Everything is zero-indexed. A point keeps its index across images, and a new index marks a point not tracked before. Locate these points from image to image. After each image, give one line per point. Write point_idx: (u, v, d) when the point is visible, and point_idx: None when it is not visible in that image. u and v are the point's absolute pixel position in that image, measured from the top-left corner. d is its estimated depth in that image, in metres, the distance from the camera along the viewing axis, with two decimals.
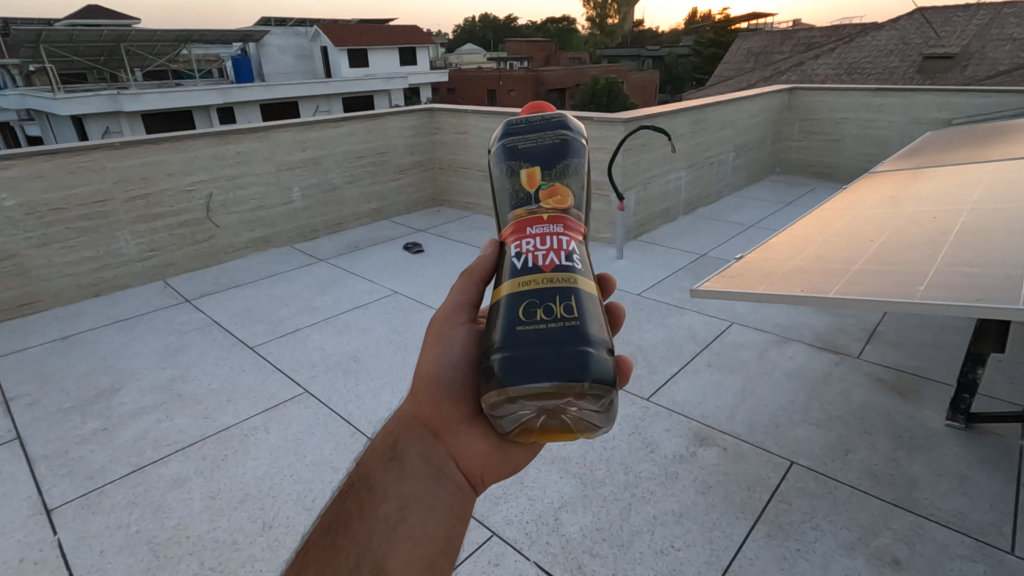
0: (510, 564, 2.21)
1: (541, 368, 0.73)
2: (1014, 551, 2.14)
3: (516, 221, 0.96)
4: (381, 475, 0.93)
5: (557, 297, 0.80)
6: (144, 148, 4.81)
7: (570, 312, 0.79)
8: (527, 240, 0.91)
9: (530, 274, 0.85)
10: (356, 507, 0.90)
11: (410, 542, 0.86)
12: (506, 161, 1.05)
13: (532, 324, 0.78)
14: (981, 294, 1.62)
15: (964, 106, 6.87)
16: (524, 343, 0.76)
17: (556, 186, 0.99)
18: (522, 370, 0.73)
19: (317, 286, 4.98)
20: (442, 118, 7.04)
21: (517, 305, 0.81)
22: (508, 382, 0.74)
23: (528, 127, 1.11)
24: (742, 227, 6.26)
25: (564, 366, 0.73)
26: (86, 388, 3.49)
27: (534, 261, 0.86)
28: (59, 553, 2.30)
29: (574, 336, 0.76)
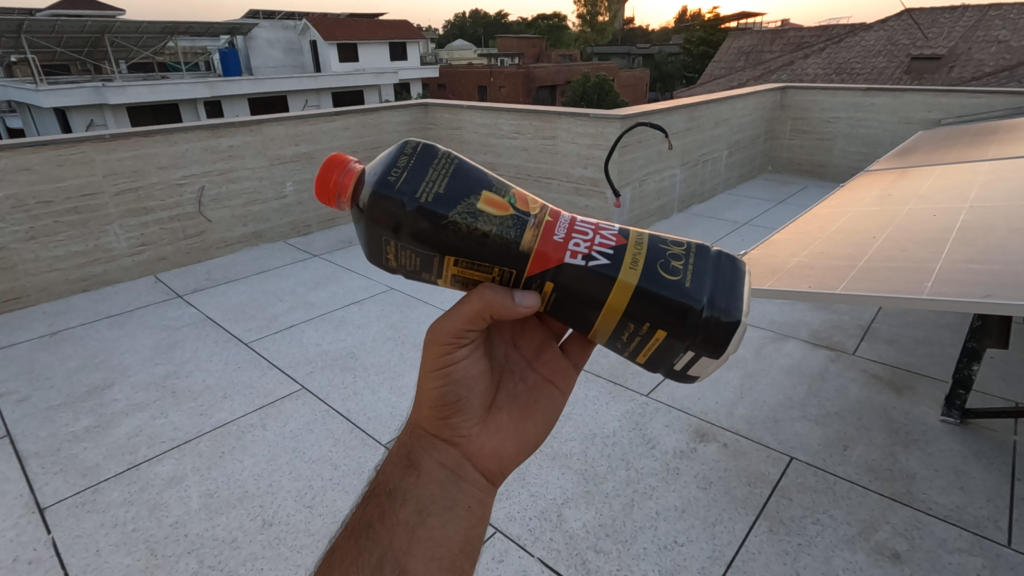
0: (514, 560, 2.20)
1: (725, 289, 0.90)
2: (1011, 544, 2.17)
3: (541, 245, 0.87)
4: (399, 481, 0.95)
5: (665, 250, 0.91)
6: (134, 141, 4.73)
7: (678, 244, 0.93)
8: (575, 245, 0.88)
9: (627, 254, 0.89)
10: (377, 511, 0.93)
11: (428, 545, 0.88)
12: (440, 221, 0.85)
13: (682, 275, 0.89)
14: (988, 290, 1.64)
15: (954, 106, 6.95)
16: (700, 286, 0.89)
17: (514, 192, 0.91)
18: (721, 305, 0.89)
19: (311, 281, 4.93)
20: (436, 113, 6.99)
21: (660, 280, 0.89)
22: (725, 322, 0.89)
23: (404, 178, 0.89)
24: (736, 224, 6.29)
25: (730, 267, 0.92)
26: (78, 384, 3.43)
27: (608, 252, 0.89)
28: (53, 552, 2.26)
29: (703, 255, 0.93)
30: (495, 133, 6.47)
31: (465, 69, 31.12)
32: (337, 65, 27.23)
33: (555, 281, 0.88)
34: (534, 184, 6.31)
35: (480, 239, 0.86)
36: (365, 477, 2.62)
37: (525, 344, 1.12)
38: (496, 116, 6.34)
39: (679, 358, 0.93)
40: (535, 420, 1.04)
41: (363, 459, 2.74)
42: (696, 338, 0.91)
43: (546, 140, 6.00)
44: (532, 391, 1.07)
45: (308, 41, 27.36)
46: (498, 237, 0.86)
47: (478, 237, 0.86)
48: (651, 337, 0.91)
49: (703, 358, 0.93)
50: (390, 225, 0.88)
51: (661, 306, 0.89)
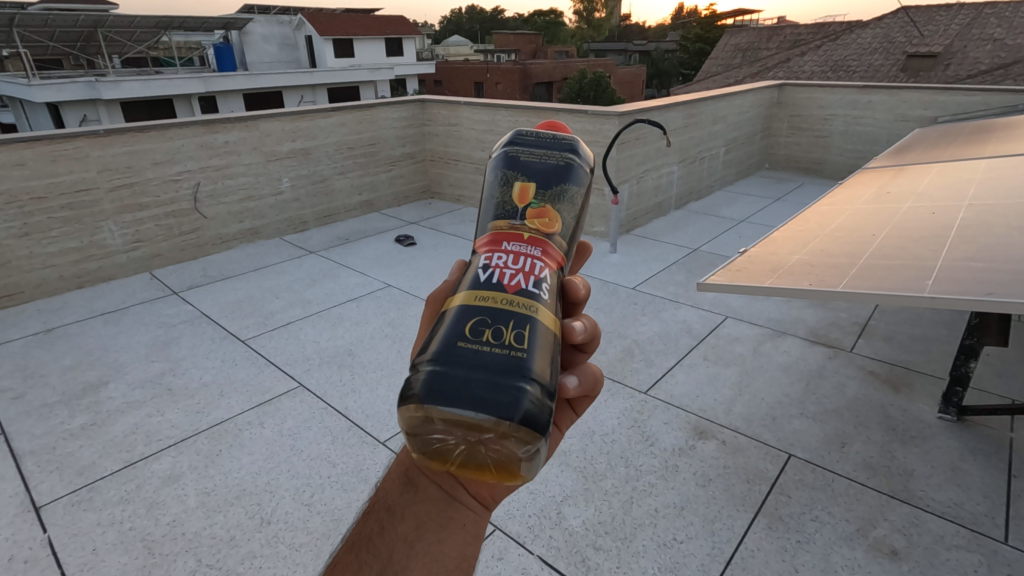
0: (513, 558, 2.20)
1: (469, 397, 0.63)
2: (1008, 541, 2.18)
3: (492, 233, 0.84)
4: (397, 498, 0.94)
5: (511, 320, 0.70)
6: (129, 136, 4.69)
7: (519, 341, 0.68)
8: (499, 254, 0.79)
9: (491, 290, 0.74)
10: (377, 526, 0.93)
11: (424, 561, 0.87)
12: (502, 169, 0.94)
13: (472, 340, 0.68)
14: (990, 288, 1.64)
15: (950, 104, 6.97)
16: (461, 364, 0.66)
17: (545, 207, 0.87)
18: (443, 389, 0.64)
19: (308, 278, 4.91)
20: (433, 110, 6.96)
21: (465, 319, 0.71)
22: (418, 394, 0.65)
23: (535, 141, 0.98)
24: (733, 222, 6.30)
25: (504, 398, 0.63)
26: (73, 382, 3.40)
27: (498, 277, 0.76)
28: (49, 551, 2.24)
29: (513, 368, 0.66)
30: (492, 130, 6.45)
31: (462, 65, 31.02)
32: (333, 61, 27.09)
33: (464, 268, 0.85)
34: None
35: (491, 198, 0.92)
36: (364, 475, 2.61)
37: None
38: (494, 112, 6.31)
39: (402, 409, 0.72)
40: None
41: (361, 457, 2.73)
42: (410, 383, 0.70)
43: None
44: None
45: (304, 36, 27.19)
46: (494, 208, 0.89)
47: (492, 200, 0.91)
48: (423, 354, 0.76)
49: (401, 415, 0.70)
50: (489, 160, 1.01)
51: (443, 330, 0.71)
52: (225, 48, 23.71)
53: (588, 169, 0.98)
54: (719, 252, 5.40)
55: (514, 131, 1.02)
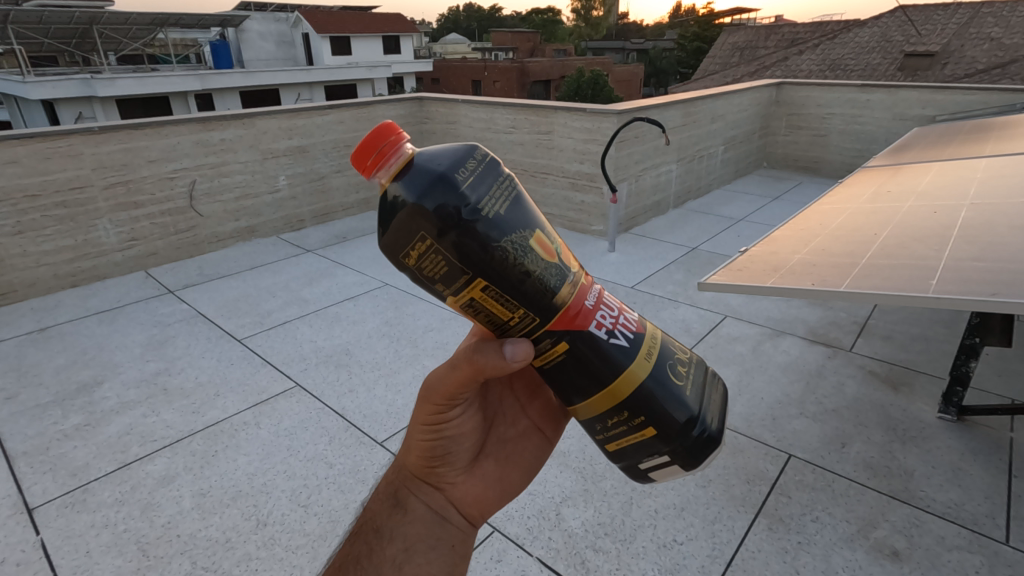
0: (513, 560, 2.18)
1: (706, 423, 0.88)
2: (1009, 541, 2.17)
3: (569, 309, 0.77)
4: (387, 520, 0.94)
5: (673, 363, 0.88)
6: (124, 133, 4.65)
7: (684, 364, 0.89)
8: (603, 317, 0.81)
9: (640, 355, 0.83)
10: (366, 547, 0.92)
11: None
12: (489, 237, 0.73)
13: (677, 389, 0.86)
14: (995, 287, 1.62)
15: (948, 103, 6.97)
16: (677, 415, 0.86)
17: (558, 247, 0.81)
18: (697, 437, 0.87)
19: (305, 277, 4.88)
20: (431, 108, 6.93)
21: (658, 397, 0.84)
22: (695, 452, 0.88)
23: (476, 178, 0.75)
24: (732, 220, 6.28)
25: (709, 397, 0.91)
26: (67, 381, 3.37)
27: (628, 339, 0.82)
28: (42, 554, 2.21)
29: (694, 383, 0.89)
30: (490, 128, 6.42)
31: (459, 63, 30.94)
32: (330, 58, 26.99)
33: (569, 352, 0.79)
34: (529, 180, 6.27)
35: (523, 277, 0.74)
36: (361, 476, 2.59)
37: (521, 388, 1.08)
38: (492, 111, 6.28)
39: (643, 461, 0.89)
40: (519, 465, 1.03)
41: (359, 458, 2.71)
42: (648, 456, 0.89)
43: (542, 135, 5.95)
44: (517, 437, 1.05)
45: (300, 33, 27.08)
46: (537, 283, 0.75)
47: (521, 277, 0.74)
48: (624, 428, 0.86)
49: (665, 467, 0.89)
50: (421, 214, 0.72)
51: (664, 410, 0.85)
52: (222, 45, 23.60)
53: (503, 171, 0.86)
54: (718, 251, 5.39)
55: (436, 175, 0.73)
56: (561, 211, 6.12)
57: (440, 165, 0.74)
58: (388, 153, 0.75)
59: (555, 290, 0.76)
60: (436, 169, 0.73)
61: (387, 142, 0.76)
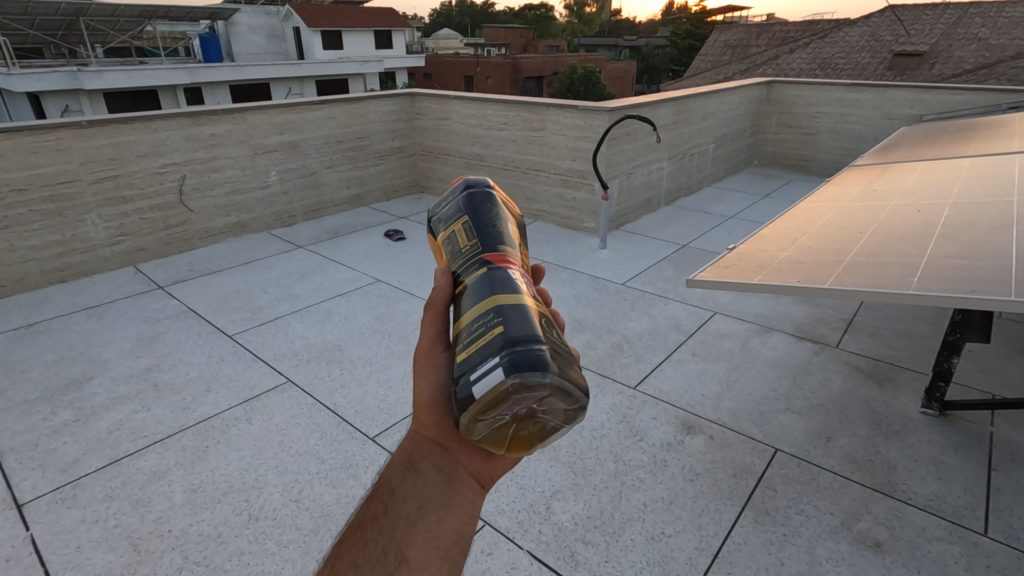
0: (503, 553, 2.21)
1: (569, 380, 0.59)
2: (987, 533, 2.23)
3: (495, 252, 0.81)
4: (398, 482, 0.74)
5: (553, 328, 0.69)
6: (112, 128, 4.61)
7: (565, 340, 0.68)
8: (518, 271, 0.78)
9: (494, 299, 0.68)
10: (379, 507, 0.72)
11: (425, 540, 0.67)
12: (479, 207, 0.92)
13: (504, 329, 0.62)
14: (973, 285, 1.66)
15: (935, 103, 7.06)
16: (485, 352, 0.61)
17: (518, 237, 0.92)
18: (546, 363, 0.57)
19: (296, 273, 4.87)
20: (423, 104, 6.92)
21: (515, 312, 0.65)
22: (531, 372, 0.56)
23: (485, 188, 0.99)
24: (722, 218, 6.33)
25: (541, 357, 0.58)
26: (55, 377, 3.35)
27: (517, 286, 0.72)
28: (32, 550, 2.21)
29: (530, 338, 0.61)
30: (482, 124, 6.43)
31: (452, 58, 30.83)
32: (321, 53, 26.77)
33: (475, 277, 0.75)
34: (522, 177, 6.27)
35: (477, 227, 0.87)
36: (353, 471, 2.60)
37: None
38: (485, 107, 6.28)
39: (470, 372, 0.60)
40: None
41: (350, 453, 2.72)
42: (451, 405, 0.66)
43: (534, 132, 5.97)
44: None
45: (292, 27, 26.84)
46: (485, 231, 0.86)
47: (483, 225, 0.87)
48: (471, 332, 0.65)
49: (496, 382, 0.56)
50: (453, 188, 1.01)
51: (521, 325, 0.63)
52: (212, 39, 23.34)
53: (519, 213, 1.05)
54: (708, 248, 5.44)
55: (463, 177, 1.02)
56: (552, 208, 6.14)
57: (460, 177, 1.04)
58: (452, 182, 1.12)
59: (502, 241, 0.84)
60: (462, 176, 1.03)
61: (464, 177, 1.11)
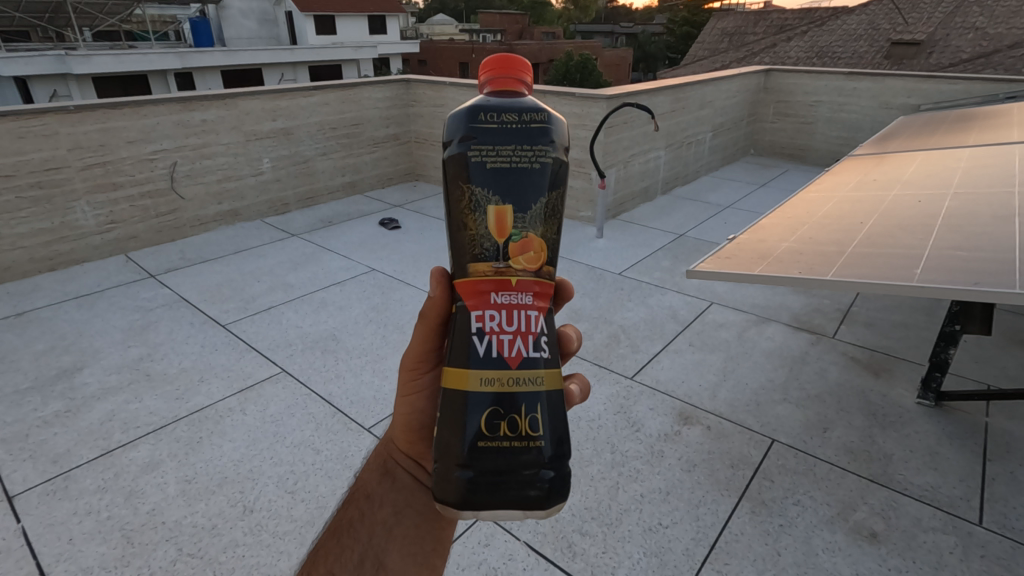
0: (500, 545, 2.20)
1: (501, 491, 0.88)
2: (982, 523, 2.24)
3: (481, 281, 0.96)
4: (376, 492, 1.06)
5: (522, 408, 0.90)
6: (100, 113, 4.52)
7: (532, 431, 0.90)
8: (494, 313, 0.94)
9: (495, 374, 0.91)
10: (358, 514, 1.04)
11: (403, 546, 1.01)
12: (477, 184, 1.01)
13: (486, 446, 0.89)
14: (977, 277, 1.64)
15: (934, 92, 7.05)
16: (491, 460, 0.88)
17: (527, 236, 0.99)
18: (485, 488, 0.88)
19: (290, 262, 4.81)
20: (418, 90, 6.82)
21: (485, 415, 0.90)
22: (476, 494, 0.88)
23: (499, 133, 1.04)
24: (719, 207, 6.31)
25: (501, 481, 0.88)
26: (45, 367, 3.30)
27: (500, 350, 0.92)
28: (23, 542, 2.19)
29: (529, 458, 0.89)
30: None
31: (447, 44, 30.46)
32: (314, 38, 26.32)
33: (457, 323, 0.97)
34: None
35: (470, 228, 1.00)
36: (348, 462, 2.58)
37: None
38: None
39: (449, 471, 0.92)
40: None
41: (345, 444, 2.70)
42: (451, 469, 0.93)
43: None
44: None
45: (284, 12, 26.34)
46: (482, 239, 0.99)
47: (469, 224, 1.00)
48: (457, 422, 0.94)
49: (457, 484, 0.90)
50: (484, 107, 1.06)
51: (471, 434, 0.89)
52: (202, 22, 22.83)
53: (554, 150, 1.06)
54: (705, 238, 5.41)
55: (475, 114, 1.05)
56: None
57: (490, 111, 1.06)
58: (504, 93, 1.10)
59: (477, 262, 0.98)
60: (484, 110, 1.05)
61: (504, 94, 1.10)
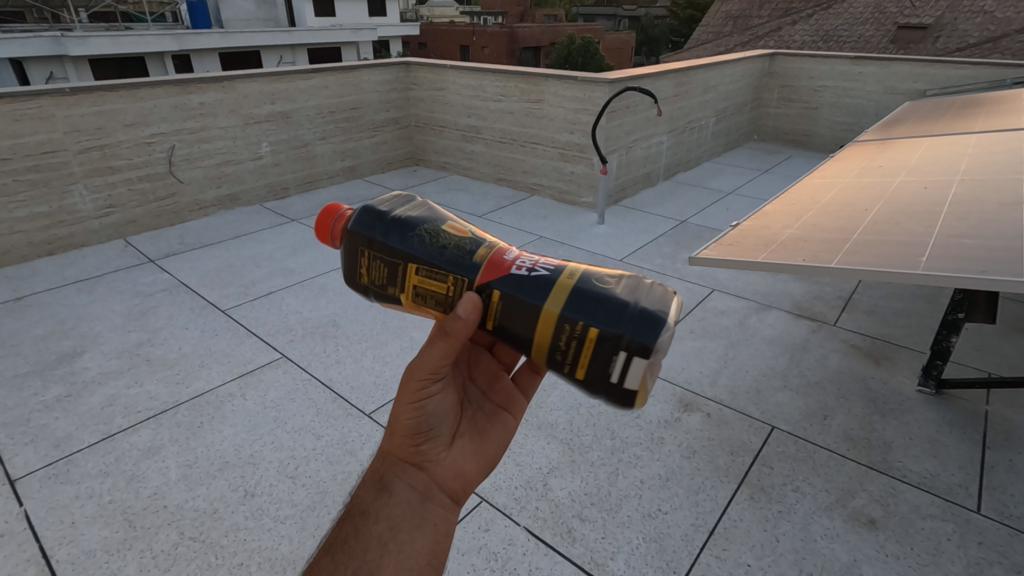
0: (500, 530, 2.21)
1: (649, 319, 0.89)
2: (979, 510, 2.25)
3: (491, 258, 0.98)
4: (371, 503, 0.98)
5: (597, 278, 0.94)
6: (97, 95, 4.48)
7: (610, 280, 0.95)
8: (520, 259, 0.97)
9: (564, 277, 0.93)
10: (351, 529, 0.95)
11: (397, 560, 0.92)
12: (414, 235, 1.03)
13: (618, 307, 0.90)
14: (983, 265, 1.62)
15: (940, 77, 6.98)
16: (626, 316, 0.89)
17: (479, 231, 1.06)
18: (647, 328, 0.88)
19: (290, 247, 4.79)
20: (418, 73, 6.74)
21: (594, 297, 0.91)
22: (647, 335, 0.88)
23: (382, 210, 1.09)
24: (721, 194, 6.26)
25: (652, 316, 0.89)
26: (46, 352, 3.30)
27: (547, 271, 0.95)
28: (26, 525, 2.20)
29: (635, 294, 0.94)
30: (479, 96, 6.28)
31: (447, 26, 30.07)
32: (313, 21, 25.98)
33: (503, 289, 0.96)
34: (519, 150, 6.16)
35: (441, 250, 1.01)
36: (349, 447, 2.59)
37: (484, 375, 1.21)
38: (481, 77, 6.12)
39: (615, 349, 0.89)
40: (485, 438, 1.12)
41: (346, 430, 2.70)
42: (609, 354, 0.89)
43: (532, 103, 5.84)
44: (488, 416, 1.15)
45: None
46: (458, 252, 1.01)
47: (441, 251, 1.01)
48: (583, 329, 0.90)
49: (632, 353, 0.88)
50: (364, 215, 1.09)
51: (601, 316, 0.90)
52: (200, 4, 22.54)
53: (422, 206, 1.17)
54: (706, 224, 5.38)
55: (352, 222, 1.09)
56: (549, 182, 6.05)
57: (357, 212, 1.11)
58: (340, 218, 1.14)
59: (479, 260, 0.98)
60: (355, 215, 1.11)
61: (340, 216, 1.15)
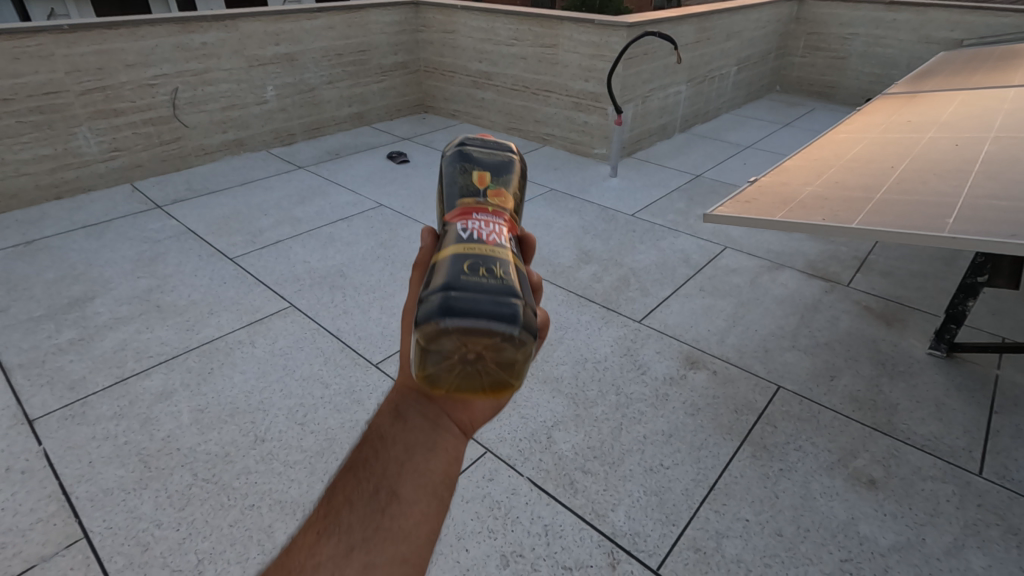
0: (504, 479, 2.26)
1: (481, 304, 0.74)
2: (981, 473, 2.26)
3: (463, 207, 0.97)
4: (387, 428, 0.90)
5: (497, 263, 0.82)
6: (97, 33, 4.33)
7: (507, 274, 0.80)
8: (472, 221, 0.91)
9: (475, 243, 0.85)
10: (369, 451, 0.88)
11: (417, 482, 0.86)
12: (459, 164, 1.07)
13: (478, 281, 0.77)
14: (1013, 228, 1.55)
15: (979, 26, 6.58)
16: (469, 289, 0.76)
17: (501, 190, 1.03)
18: (460, 305, 0.73)
19: (297, 195, 4.73)
20: (428, 14, 6.45)
21: (463, 260, 0.80)
22: (451, 312, 0.73)
23: (479, 145, 1.14)
24: (739, 148, 6.06)
25: (483, 302, 0.74)
26: (58, 296, 3.33)
27: (477, 235, 0.87)
28: (45, 463, 2.27)
29: (508, 291, 0.77)
30: (491, 39, 6.02)
31: None
32: None
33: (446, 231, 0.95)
34: (531, 98, 5.95)
35: (454, 183, 1.03)
36: (356, 396, 2.62)
37: None
38: (493, 19, 5.84)
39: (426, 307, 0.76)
40: None
41: (354, 379, 2.73)
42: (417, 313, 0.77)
43: (546, 48, 5.60)
44: None
45: None
46: (463, 190, 1.01)
47: (455, 184, 1.03)
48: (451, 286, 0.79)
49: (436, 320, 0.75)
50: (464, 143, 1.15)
51: (446, 269, 0.79)
52: None
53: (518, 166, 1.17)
54: (722, 179, 5.24)
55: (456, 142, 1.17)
56: (562, 132, 5.87)
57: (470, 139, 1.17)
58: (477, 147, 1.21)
59: (458, 204, 0.98)
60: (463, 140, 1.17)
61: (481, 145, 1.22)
